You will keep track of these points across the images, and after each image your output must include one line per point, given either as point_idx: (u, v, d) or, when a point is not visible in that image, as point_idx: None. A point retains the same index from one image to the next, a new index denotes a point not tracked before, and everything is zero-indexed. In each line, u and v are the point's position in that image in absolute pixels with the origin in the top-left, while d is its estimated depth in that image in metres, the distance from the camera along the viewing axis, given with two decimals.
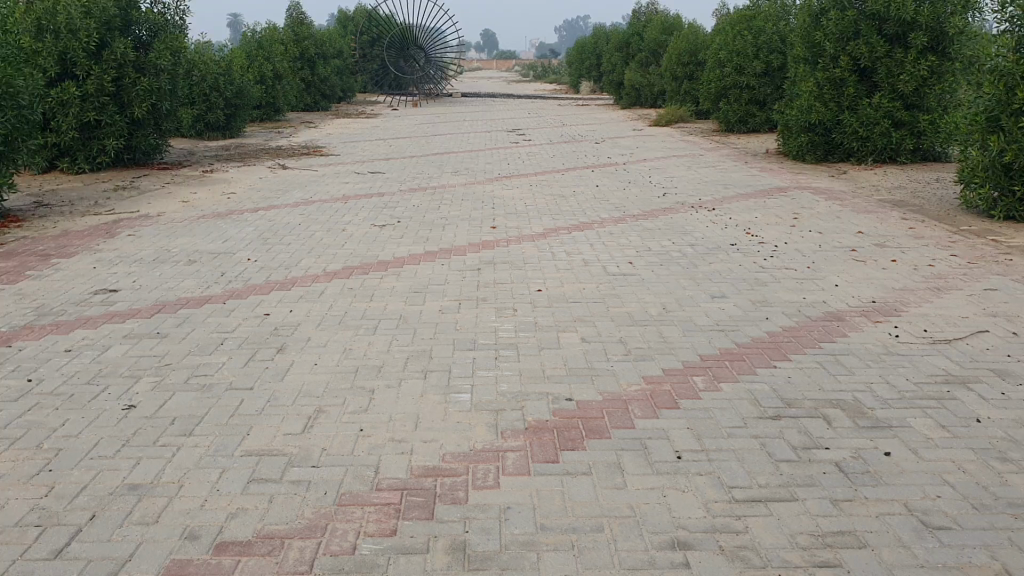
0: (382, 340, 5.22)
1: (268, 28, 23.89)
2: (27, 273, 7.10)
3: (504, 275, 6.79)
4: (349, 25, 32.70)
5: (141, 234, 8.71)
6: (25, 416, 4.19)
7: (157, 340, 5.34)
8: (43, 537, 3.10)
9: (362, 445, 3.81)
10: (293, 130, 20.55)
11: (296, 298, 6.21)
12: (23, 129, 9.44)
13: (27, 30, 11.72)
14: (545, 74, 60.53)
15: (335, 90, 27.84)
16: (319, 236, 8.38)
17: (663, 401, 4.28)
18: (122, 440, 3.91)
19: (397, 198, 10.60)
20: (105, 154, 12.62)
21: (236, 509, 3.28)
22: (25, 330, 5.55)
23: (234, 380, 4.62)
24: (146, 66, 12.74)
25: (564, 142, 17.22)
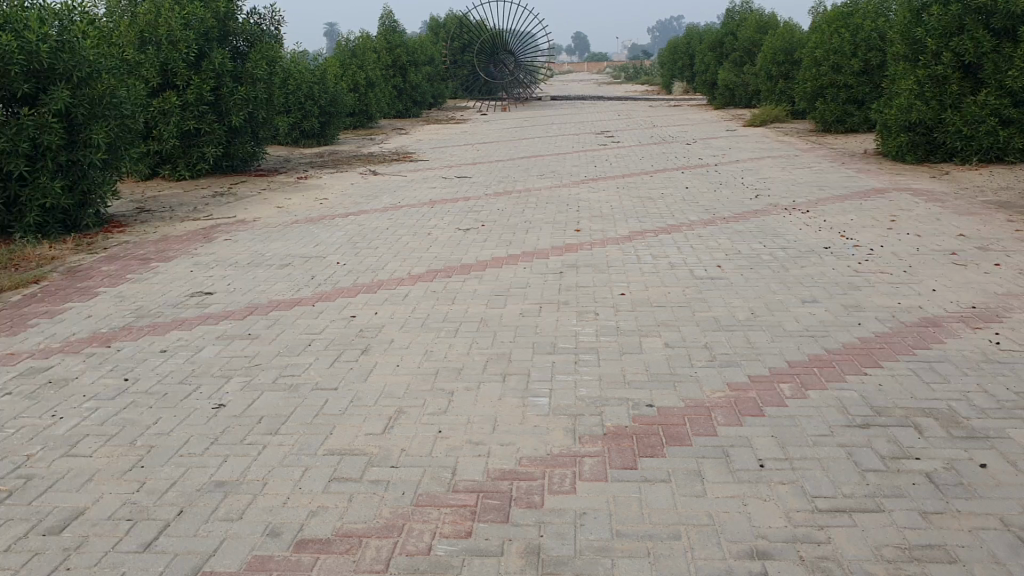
0: (463, 342, 5.27)
1: (361, 37, 24.44)
2: (129, 276, 7.42)
3: (588, 278, 6.76)
4: (441, 31, 33.12)
5: (237, 238, 9.00)
6: (123, 413, 4.37)
7: (248, 341, 5.50)
8: (133, 530, 3.22)
9: (441, 446, 3.84)
10: (385, 136, 20.97)
11: (381, 301, 6.31)
12: (126, 138, 9.86)
13: (131, 43, 12.23)
14: (637, 76, 60.22)
15: (427, 97, 28.27)
16: (405, 240, 8.50)
17: (748, 408, 4.19)
18: (212, 438, 4.03)
19: (483, 202, 10.68)
20: (204, 161, 13.05)
21: (317, 507, 3.35)
22: (125, 331, 5.79)
23: (320, 381, 4.72)
24: (242, 76, 13.14)
25: (654, 143, 17.07)
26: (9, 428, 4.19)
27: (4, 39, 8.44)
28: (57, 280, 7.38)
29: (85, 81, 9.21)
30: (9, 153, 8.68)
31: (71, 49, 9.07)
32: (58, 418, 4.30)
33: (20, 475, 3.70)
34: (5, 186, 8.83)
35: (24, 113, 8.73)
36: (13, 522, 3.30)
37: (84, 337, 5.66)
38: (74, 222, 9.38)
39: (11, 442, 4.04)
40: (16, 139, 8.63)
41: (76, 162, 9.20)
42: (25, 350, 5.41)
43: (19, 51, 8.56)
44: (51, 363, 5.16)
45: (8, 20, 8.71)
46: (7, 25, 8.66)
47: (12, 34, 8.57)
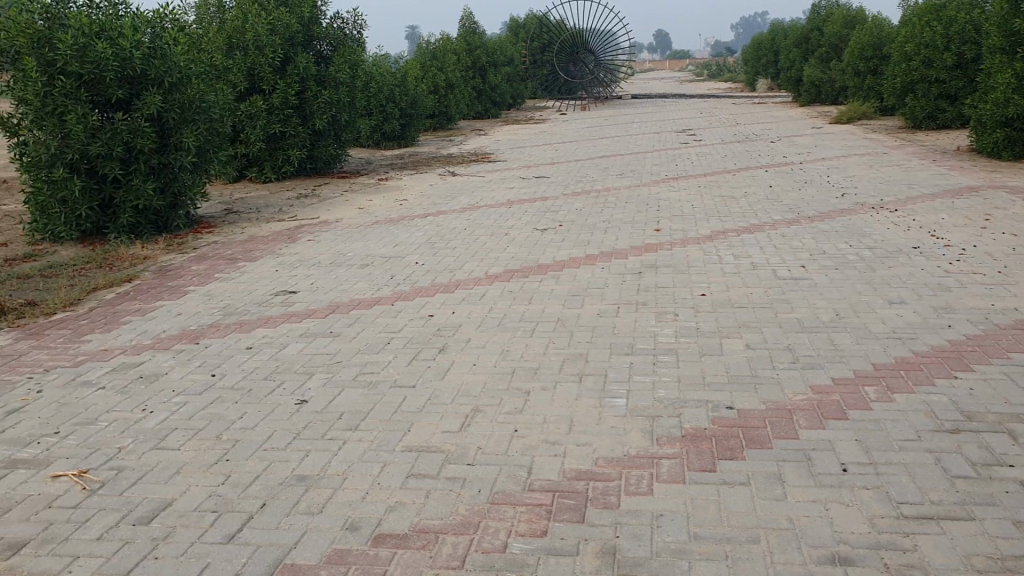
0: (540, 342, 5.27)
1: (442, 39, 24.69)
2: (217, 275, 7.64)
3: (667, 278, 6.69)
4: (521, 32, 33.20)
5: (320, 239, 9.17)
6: (209, 407, 4.50)
7: (330, 339, 5.60)
8: (218, 522, 3.32)
9: (517, 445, 3.85)
10: (465, 137, 21.14)
11: (458, 300, 6.35)
12: (214, 141, 10.15)
13: (220, 49, 12.59)
14: (719, 73, 59.40)
15: (507, 98, 28.40)
16: (484, 240, 8.55)
17: (831, 411, 4.09)
18: (294, 433, 4.12)
19: (562, 202, 10.66)
20: (289, 163, 13.35)
21: (395, 502, 3.40)
22: (212, 329, 5.97)
23: (399, 379, 4.79)
24: (326, 79, 13.40)
25: (736, 142, 16.81)
26: (103, 421, 4.36)
27: (100, 47, 8.78)
28: (149, 279, 7.64)
29: (176, 86, 9.51)
30: (104, 157, 9.03)
31: (162, 55, 9.39)
32: (149, 412, 4.46)
33: (112, 466, 3.84)
34: (101, 188, 9.19)
35: (118, 118, 9.07)
36: (106, 512, 3.43)
37: (173, 334, 5.85)
38: (166, 222, 9.70)
39: (105, 434, 4.20)
40: (111, 144, 8.97)
41: (167, 165, 9.52)
42: (118, 346, 5.62)
43: (113, 58, 8.90)
44: (142, 359, 5.35)
45: (104, 29, 9.07)
46: (103, 34, 9.01)
47: (107, 42, 8.91)
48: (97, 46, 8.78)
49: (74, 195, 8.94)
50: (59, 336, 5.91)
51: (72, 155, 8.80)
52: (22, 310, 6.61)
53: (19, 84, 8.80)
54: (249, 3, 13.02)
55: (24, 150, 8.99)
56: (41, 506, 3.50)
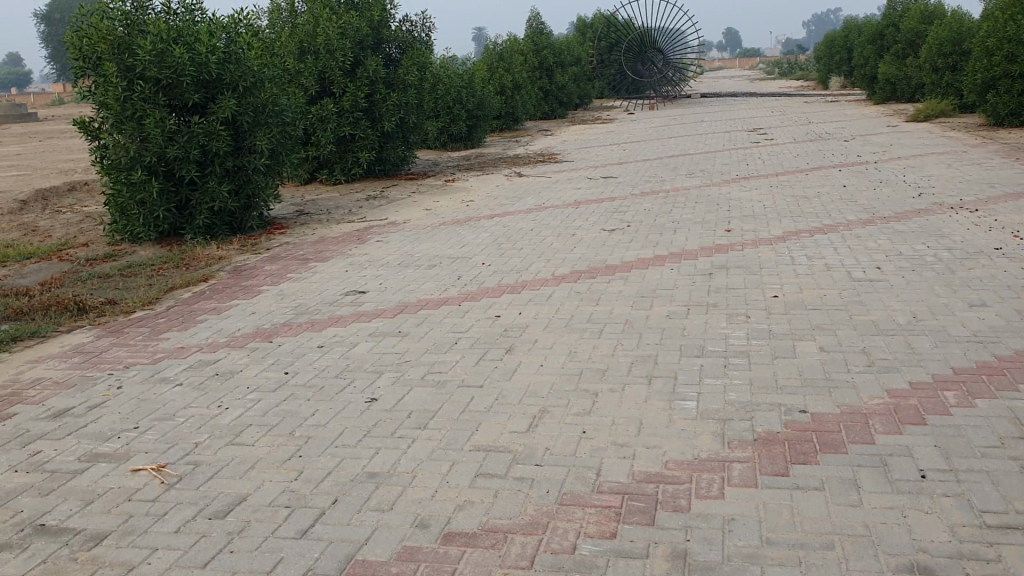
0: (608, 343, 5.24)
1: (509, 40, 24.78)
2: (290, 275, 7.78)
3: (737, 279, 6.60)
4: (588, 31, 33.12)
5: (389, 240, 9.27)
6: (282, 404, 4.58)
7: (399, 338, 5.66)
8: (291, 517, 3.37)
9: (585, 447, 3.84)
10: (531, 138, 21.17)
11: (526, 301, 6.36)
12: (286, 144, 10.35)
13: (292, 53, 12.82)
14: (791, 71, 58.39)
15: (574, 98, 28.36)
16: (551, 241, 8.54)
17: (909, 416, 3.99)
18: (364, 431, 4.17)
19: (630, 202, 10.61)
20: (359, 165, 13.54)
21: (464, 501, 3.41)
22: (284, 327, 6.08)
23: (467, 378, 4.81)
24: (394, 82, 13.56)
25: (808, 141, 16.50)
26: (180, 417, 4.47)
27: (177, 52, 9.02)
28: (224, 279, 7.81)
29: (250, 90, 9.72)
30: (181, 159, 9.27)
31: (237, 60, 9.60)
32: (224, 408, 4.56)
33: (190, 461, 3.94)
34: (178, 190, 9.44)
35: (194, 121, 9.30)
36: (183, 506, 3.52)
37: (248, 333, 5.98)
38: (240, 224, 9.91)
39: (182, 429, 4.31)
40: (188, 147, 9.21)
41: (241, 167, 9.73)
42: (195, 344, 5.76)
43: (190, 62, 9.13)
44: (218, 356, 5.48)
45: (180, 34, 9.31)
46: (180, 39, 9.25)
47: (184, 47, 9.15)
48: (174, 51, 9.02)
49: (152, 197, 9.19)
50: (138, 334, 6.08)
51: (150, 158, 9.05)
52: (104, 309, 6.82)
53: (100, 89, 9.09)
54: (320, 8, 13.23)
55: (104, 153, 9.28)
56: (122, 499, 3.61)
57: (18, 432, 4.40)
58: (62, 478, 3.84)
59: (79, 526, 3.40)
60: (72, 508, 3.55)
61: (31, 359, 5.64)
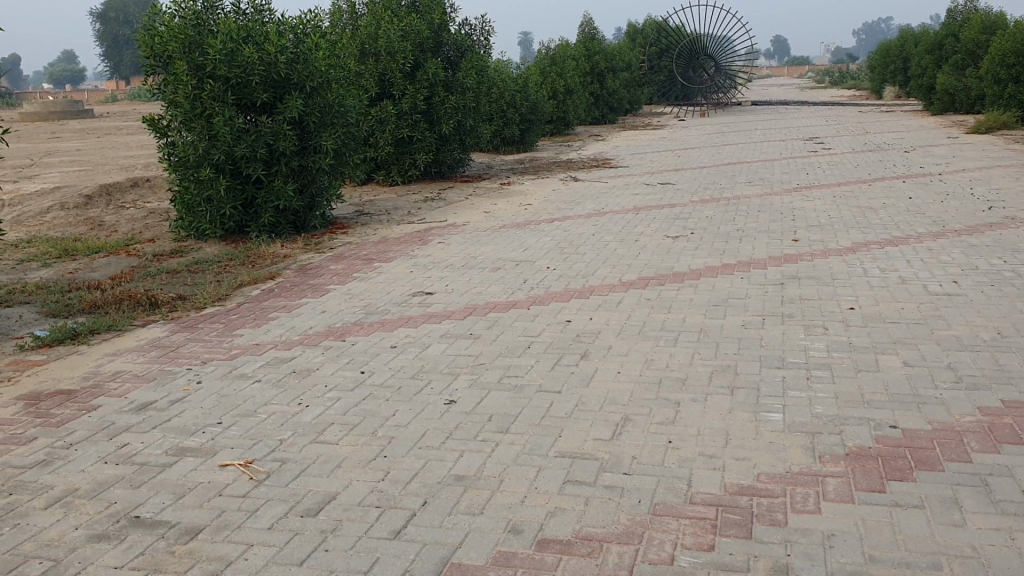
0: (684, 352, 5.19)
1: (561, 45, 24.83)
2: (355, 275, 7.81)
3: (811, 290, 6.51)
4: (638, 37, 32.93)
5: (450, 241, 9.29)
6: (362, 404, 4.60)
7: (471, 340, 5.66)
8: (382, 517, 3.38)
9: (673, 457, 3.80)
10: (583, 143, 21.14)
11: (596, 306, 6.32)
12: (349, 144, 10.42)
13: (353, 54, 12.90)
14: (842, 80, 57.86)
15: (624, 104, 28.28)
16: (615, 246, 8.50)
17: (1004, 435, 3.88)
18: (447, 433, 4.17)
19: (691, 209, 10.52)
20: (416, 167, 13.64)
21: (555, 508, 3.39)
22: (356, 326, 6.11)
23: (544, 383, 4.79)
24: (453, 85, 13.61)
25: (868, 151, 16.25)
26: (262, 414, 4.50)
27: (246, 51, 9.14)
28: (290, 277, 7.88)
29: (316, 91, 9.81)
30: (248, 158, 9.38)
31: (305, 60, 9.69)
32: (304, 406, 4.59)
33: (276, 458, 3.97)
34: (244, 188, 9.55)
35: (262, 120, 9.41)
36: (274, 503, 3.53)
37: (320, 331, 6.01)
38: (303, 223, 9.99)
39: (264, 426, 4.34)
40: (255, 146, 9.32)
41: (306, 167, 9.83)
42: (269, 341, 5.80)
43: (259, 63, 9.24)
44: (294, 354, 5.51)
45: (249, 34, 9.42)
46: (248, 38, 9.36)
47: (253, 47, 9.26)
48: (244, 51, 9.14)
49: (219, 194, 9.31)
50: (213, 330, 6.14)
51: (218, 156, 9.17)
52: (175, 305, 6.90)
53: (169, 87, 9.23)
54: (382, 11, 13.31)
55: (172, 151, 9.42)
56: (213, 494, 3.64)
57: (104, 424, 4.46)
58: (151, 471, 3.88)
59: (174, 519, 3.43)
60: (164, 501, 3.58)
61: (109, 352, 5.73)
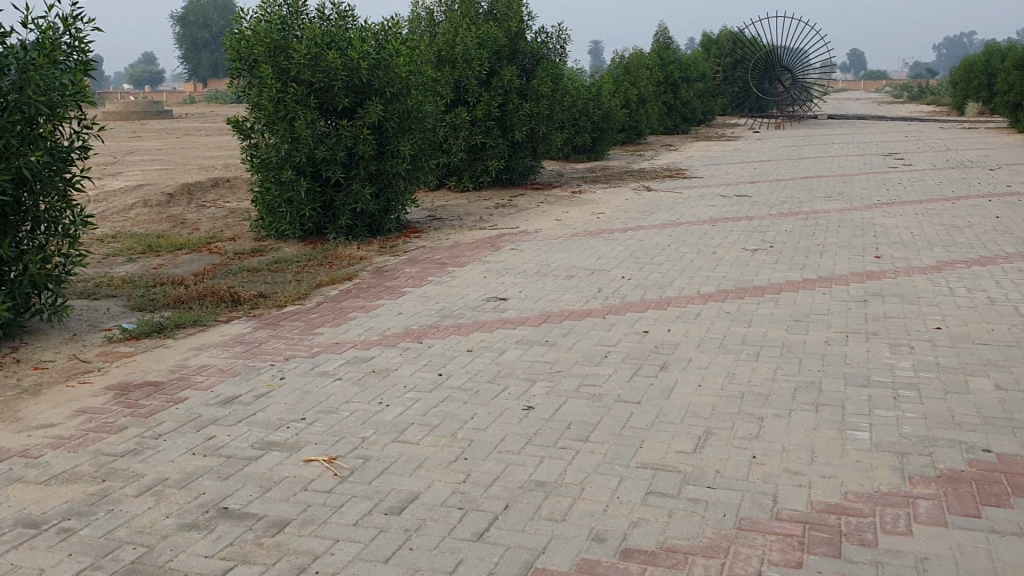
0: (766, 367, 5.12)
1: (635, 53, 24.70)
2: (429, 279, 7.88)
3: (895, 308, 6.37)
4: (712, 47, 32.58)
5: (524, 248, 9.31)
6: (441, 405, 4.64)
7: (547, 347, 5.66)
8: (465, 519, 3.39)
9: (757, 472, 3.75)
10: (655, 153, 21.00)
11: (673, 318, 6.27)
12: (427, 149, 10.52)
13: (431, 61, 13.03)
14: (921, 96, 56.54)
15: (697, 114, 28.00)
16: (691, 257, 8.43)
17: None
18: (526, 438, 4.18)
19: (768, 222, 10.38)
20: (488, 173, 13.72)
21: (638, 518, 3.37)
22: (432, 329, 6.16)
23: (623, 393, 4.76)
24: (528, 92, 13.65)
25: (951, 168, 15.84)
26: (344, 411, 4.57)
27: (330, 56, 9.29)
28: (366, 279, 7.98)
29: (396, 96, 9.91)
30: (328, 161, 9.53)
31: (386, 66, 9.81)
32: (384, 405, 4.64)
33: (358, 455, 4.02)
34: (324, 191, 9.71)
35: (342, 124, 9.56)
36: (358, 499, 3.58)
37: (397, 332, 6.08)
38: (378, 226, 10.10)
39: (346, 424, 4.39)
40: (336, 149, 9.47)
41: (384, 171, 9.95)
42: (348, 341, 5.89)
43: (342, 68, 9.38)
44: (372, 354, 5.59)
45: (333, 40, 9.58)
46: (333, 44, 9.51)
47: (337, 52, 9.41)
48: (327, 55, 9.29)
49: (300, 196, 9.48)
50: (294, 328, 6.26)
51: (299, 158, 9.33)
52: (256, 302, 7.04)
53: (255, 90, 9.45)
54: (460, 19, 13.43)
55: (255, 152, 9.64)
56: (299, 488, 3.70)
57: (191, 416, 4.58)
58: (238, 464, 3.96)
59: (262, 511, 3.50)
60: (252, 493, 3.66)
61: (195, 346, 5.87)
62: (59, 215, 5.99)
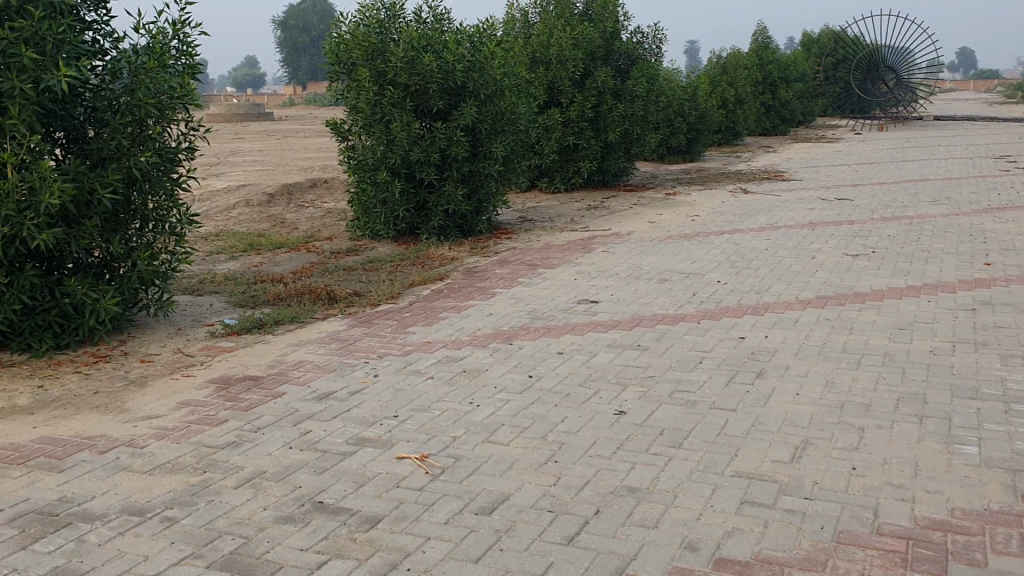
0: (867, 376, 4.96)
1: (732, 53, 24.28)
2: (520, 280, 7.90)
3: (1006, 318, 6.09)
4: (813, 46, 31.78)
5: (616, 251, 9.24)
6: (531, 407, 4.64)
7: (640, 352, 5.60)
8: (555, 523, 3.38)
9: (857, 484, 3.63)
10: (751, 154, 20.61)
11: (769, 324, 6.13)
12: (519, 151, 10.54)
13: (525, 62, 13.06)
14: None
15: (796, 115, 27.35)
16: (789, 262, 8.23)
17: None
18: (618, 443, 4.14)
19: (870, 226, 10.06)
20: (580, 175, 13.69)
21: (732, 528, 3.30)
22: (523, 330, 6.17)
23: (718, 400, 4.67)
24: (622, 93, 13.54)
25: None
26: (435, 410, 4.61)
27: (426, 59, 9.39)
28: (457, 279, 8.05)
29: (490, 98, 9.95)
30: (422, 162, 9.64)
31: (481, 68, 9.86)
32: (475, 406, 4.66)
33: (450, 454, 4.05)
34: (417, 192, 9.83)
35: (437, 126, 9.65)
36: (449, 498, 3.60)
37: (488, 333, 6.11)
38: (470, 227, 10.18)
39: (438, 423, 4.43)
40: (430, 150, 9.57)
41: (477, 173, 10.01)
42: (440, 340, 5.95)
43: (438, 71, 9.47)
44: (464, 354, 5.63)
45: (429, 43, 9.68)
46: (428, 47, 9.62)
47: (433, 55, 9.51)
48: (423, 58, 9.40)
49: (394, 197, 9.62)
50: (387, 326, 6.35)
51: (394, 160, 9.47)
52: (351, 301, 7.17)
53: (352, 93, 9.63)
54: (555, 20, 13.42)
55: (352, 153, 9.84)
56: (391, 485, 3.75)
57: (288, 410, 4.69)
58: (333, 459, 4.04)
59: (355, 507, 3.55)
60: (346, 489, 3.72)
61: (292, 342, 6.01)
62: (166, 214, 6.21)
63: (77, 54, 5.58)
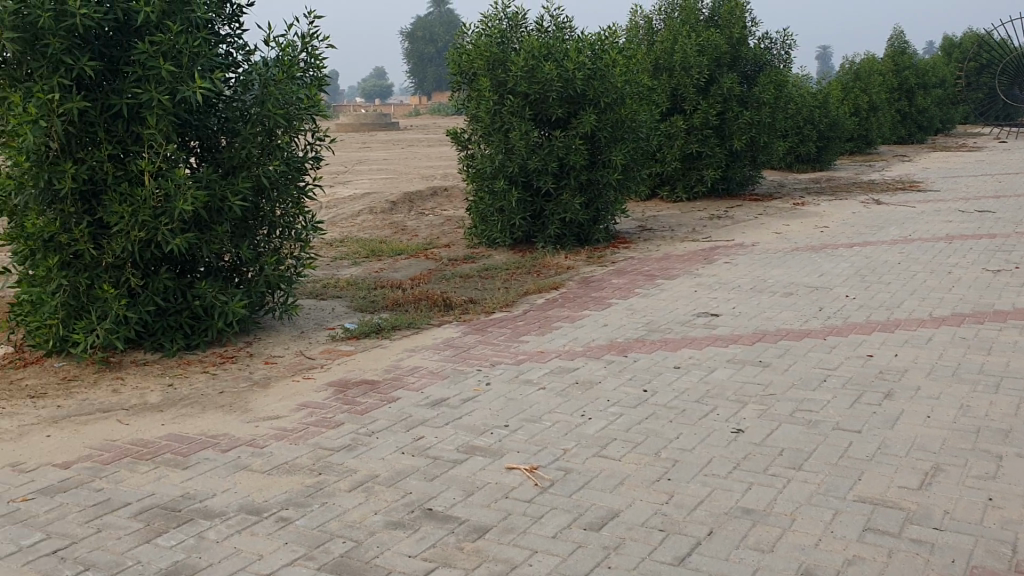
0: (1007, 400, 4.65)
1: (867, 59, 23.39)
2: (638, 290, 7.80)
3: None
4: (955, 50, 30.28)
5: (738, 262, 9.01)
6: (645, 422, 4.55)
7: (760, 368, 5.42)
8: (666, 542, 3.29)
9: (993, 516, 3.39)
10: (886, 163, 19.78)
11: (900, 342, 5.84)
12: (639, 159, 10.40)
13: (647, 69, 12.92)
14: None
15: (935, 122, 26.13)
16: (923, 277, 7.84)
17: None
18: (733, 463, 4.01)
19: (1014, 241, 9.48)
20: (703, 183, 13.44)
21: (853, 556, 3.14)
22: (639, 342, 6.08)
23: (842, 421, 4.47)
24: (748, 100, 13.21)
25: None
26: (547, 421, 4.58)
27: (546, 68, 9.39)
28: (573, 288, 8.01)
29: (611, 106, 9.85)
30: (540, 171, 9.64)
31: (602, 76, 9.76)
32: (587, 418, 4.60)
33: (560, 467, 4.00)
34: (534, 200, 9.85)
35: (555, 134, 9.63)
36: (558, 512, 3.56)
37: (602, 344, 6.04)
38: (587, 236, 10.12)
39: (549, 434, 4.40)
40: (548, 159, 9.56)
41: (595, 181, 9.95)
42: (553, 350, 5.92)
43: (558, 79, 9.44)
44: (577, 364, 5.58)
45: (550, 51, 9.66)
46: (549, 55, 9.60)
47: (553, 64, 9.49)
48: (544, 67, 9.40)
49: (511, 205, 9.67)
50: (501, 334, 6.37)
51: (512, 168, 9.51)
52: (467, 308, 7.23)
53: (473, 102, 9.74)
54: (679, 26, 13.22)
55: (471, 162, 9.95)
56: (500, 495, 3.73)
57: (402, 415, 4.74)
58: (445, 466, 4.05)
59: (464, 516, 3.55)
60: (455, 497, 3.72)
61: (408, 347, 6.09)
62: (293, 221, 6.40)
63: (211, 67, 5.75)
